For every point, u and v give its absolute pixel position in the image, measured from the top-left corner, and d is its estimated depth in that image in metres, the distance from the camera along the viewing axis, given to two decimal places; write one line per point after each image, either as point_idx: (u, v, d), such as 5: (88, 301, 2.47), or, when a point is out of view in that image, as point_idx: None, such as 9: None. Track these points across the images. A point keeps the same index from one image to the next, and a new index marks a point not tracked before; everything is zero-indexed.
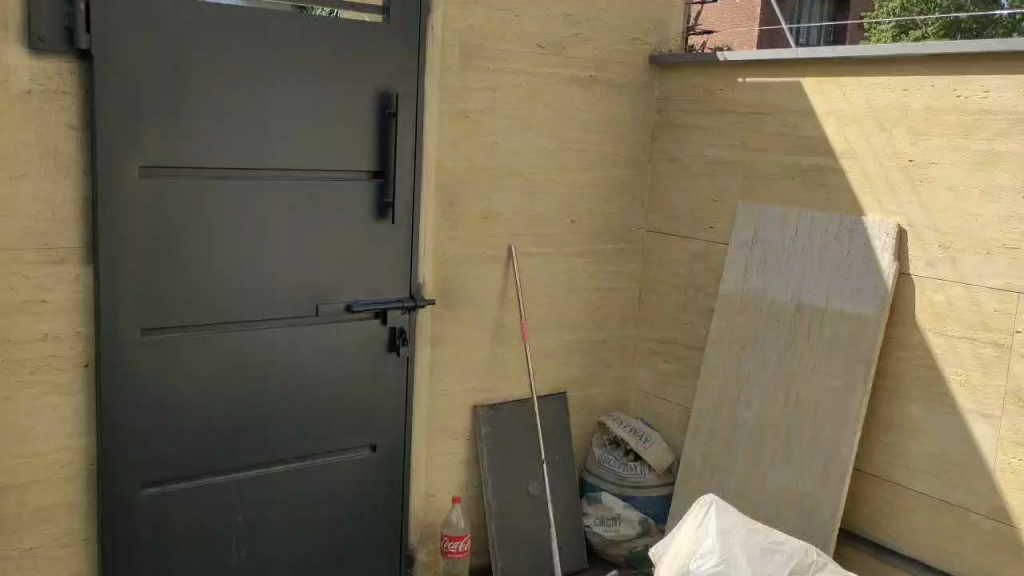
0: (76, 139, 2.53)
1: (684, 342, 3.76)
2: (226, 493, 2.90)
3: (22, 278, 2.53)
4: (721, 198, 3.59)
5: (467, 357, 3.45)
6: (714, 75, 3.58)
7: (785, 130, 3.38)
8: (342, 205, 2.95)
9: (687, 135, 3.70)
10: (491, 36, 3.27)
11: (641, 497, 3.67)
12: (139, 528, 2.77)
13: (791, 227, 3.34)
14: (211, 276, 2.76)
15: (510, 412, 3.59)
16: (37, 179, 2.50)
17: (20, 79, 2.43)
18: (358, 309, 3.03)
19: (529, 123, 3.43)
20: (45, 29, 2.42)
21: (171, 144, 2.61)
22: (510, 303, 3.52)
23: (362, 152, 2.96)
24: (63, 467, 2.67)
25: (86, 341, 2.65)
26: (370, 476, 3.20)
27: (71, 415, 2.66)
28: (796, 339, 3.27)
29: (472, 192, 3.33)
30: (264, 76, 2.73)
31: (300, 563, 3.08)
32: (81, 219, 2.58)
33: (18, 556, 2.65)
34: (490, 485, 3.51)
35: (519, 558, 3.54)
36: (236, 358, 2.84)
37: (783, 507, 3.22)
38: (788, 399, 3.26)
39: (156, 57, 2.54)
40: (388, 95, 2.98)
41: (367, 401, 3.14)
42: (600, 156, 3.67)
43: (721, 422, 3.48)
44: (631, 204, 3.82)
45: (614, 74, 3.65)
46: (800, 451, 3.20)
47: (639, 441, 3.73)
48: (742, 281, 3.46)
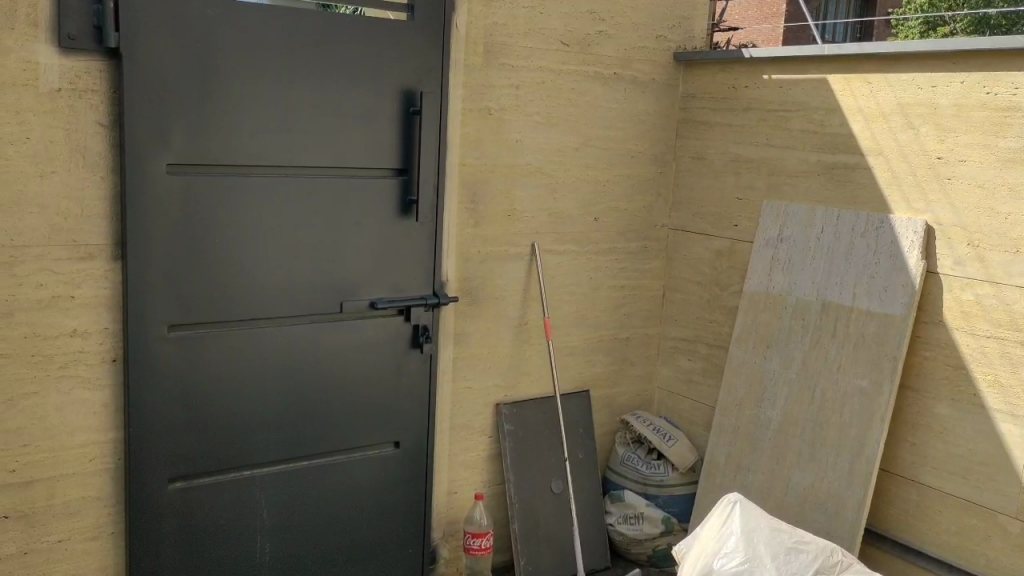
0: (104, 137, 2.56)
1: (707, 340, 3.75)
2: (251, 488, 2.92)
3: (51, 274, 2.56)
4: (746, 196, 3.57)
5: (490, 354, 3.45)
6: (739, 72, 3.56)
7: (810, 127, 3.35)
8: (366, 203, 2.96)
9: (712, 133, 3.68)
10: (514, 34, 3.27)
11: (663, 496, 3.66)
12: (165, 523, 2.79)
13: (817, 225, 3.31)
14: (237, 272, 2.78)
15: (533, 410, 3.59)
16: (65, 177, 2.53)
17: (49, 78, 2.46)
18: (383, 306, 3.04)
19: (553, 121, 3.43)
20: (75, 28, 2.46)
21: (198, 142, 2.64)
22: (533, 301, 3.52)
23: (386, 150, 2.97)
24: (90, 461, 2.70)
25: (113, 336, 2.68)
26: (393, 473, 3.21)
27: (98, 410, 2.69)
28: (821, 338, 3.25)
29: (496, 190, 3.33)
30: (290, 75, 2.75)
31: (324, 559, 3.10)
32: (108, 215, 2.61)
33: (46, 549, 2.68)
34: (513, 483, 3.51)
35: (542, 556, 3.54)
36: (261, 354, 2.86)
37: (807, 506, 3.20)
38: (813, 399, 3.24)
39: (182, 55, 2.57)
40: (413, 93, 2.99)
41: (390, 399, 3.15)
42: (624, 154, 3.66)
43: (745, 421, 3.46)
44: (655, 201, 3.81)
45: (638, 71, 3.63)
46: (825, 451, 3.18)
47: (663, 440, 3.70)
48: (767, 280, 3.44)
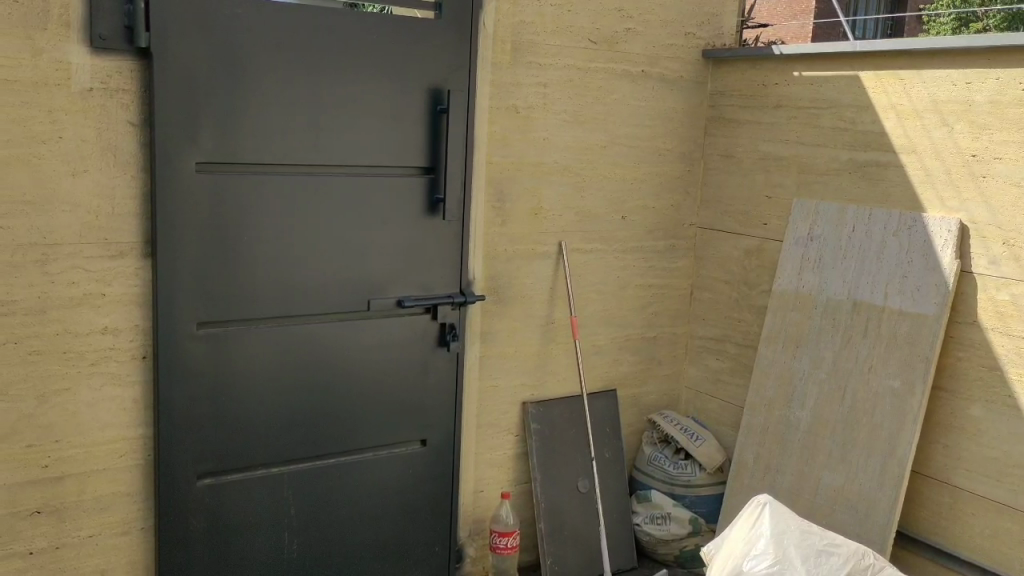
0: (135, 136, 2.59)
1: (736, 339, 3.71)
2: (279, 485, 2.94)
3: (84, 272, 2.59)
4: (775, 194, 3.53)
5: (516, 353, 3.44)
6: (769, 69, 3.52)
7: (842, 125, 3.31)
8: (394, 201, 2.96)
9: (741, 131, 3.65)
10: (542, 32, 3.26)
11: (691, 496, 3.64)
12: (193, 519, 2.81)
13: (848, 224, 3.27)
14: (267, 270, 2.79)
15: (560, 409, 3.58)
16: (97, 176, 2.55)
17: (81, 77, 2.49)
18: (410, 304, 3.04)
19: (580, 120, 3.41)
20: (107, 29, 2.48)
21: (227, 140, 2.65)
22: (560, 300, 3.51)
23: (414, 148, 2.97)
24: (121, 456, 2.73)
25: (143, 333, 2.70)
26: (420, 471, 3.21)
27: (129, 407, 2.72)
28: (852, 338, 3.21)
29: (523, 189, 3.33)
30: (318, 73, 2.75)
31: (352, 556, 3.11)
32: (139, 214, 2.63)
33: (77, 544, 2.71)
34: (540, 483, 3.50)
35: (569, 556, 3.53)
36: (290, 352, 2.88)
37: (837, 507, 3.17)
38: (844, 400, 3.20)
39: (212, 55, 2.58)
40: (440, 91, 2.98)
41: (417, 397, 3.15)
42: (652, 153, 3.64)
43: (774, 422, 3.42)
44: (683, 200, 3.78)
45: (666, 69, 3.61)
46: (856, 451, 3.14)
47: (690, 440, 3.68)
48: (797, 279, 3.40)
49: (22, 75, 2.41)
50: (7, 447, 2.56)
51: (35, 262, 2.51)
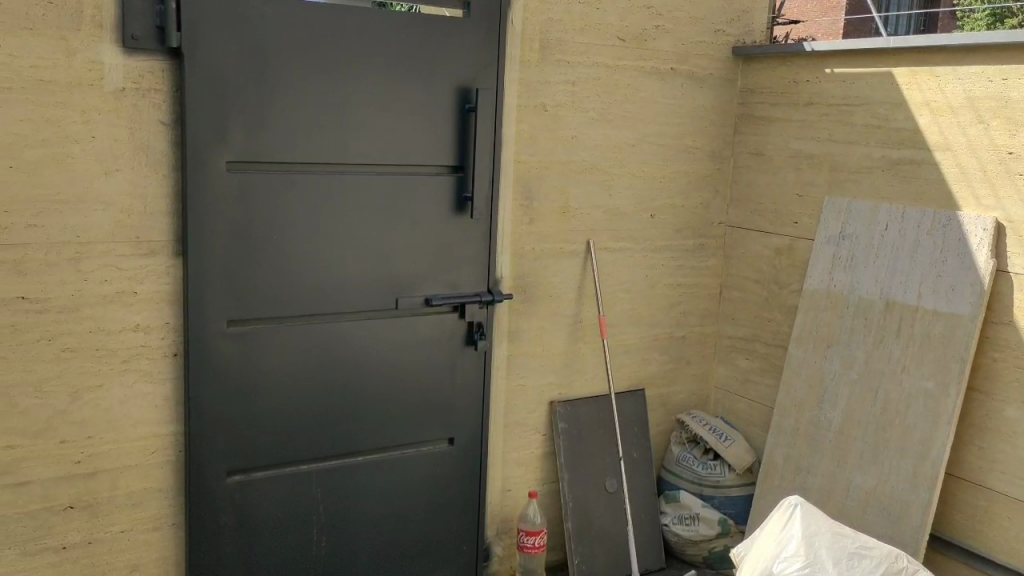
0: (166, 135, 2.61)
1: (765, 339, 3.68)
2: (307, 483, 2.95)
3: (116, 270, 2.61)
4: (806, 192, 3.49)
5: (544, 352, 3.44)
6: (800, 66, 3.49)
7: (874, 123, 3.27)
8: (422, 200, 2.97)
9: (771, 128, 3.61)
10: (571, 29, 3.24)
11: (720, 497, 3.61)
12: (223, 515, 2.84)
13: (881, 223, 3.23)
14: (296, 269, 2.80)
15: (587, 408, 3.56)
16: (129, 175, 2.58)
17: (113, 77, 2.51)
18: (437, 303, 3.04)
19: (608, 118, 3.40)
20: (138, 29, 2.51)
21: (256, 139, 2.67)
22: (588, 298, 3.50)
23: (442, 147, 2.97)
24: (152, 453, 2.76)
25: (173, 331, 2.72)
26: (447, 470, 3.22)
27: (159, 404, 2.74)
28: (885, 339, 3.17)
29: (551, 187, 3.32)
30: (347, 73, 2.76)
31: (379, 554, 3.12)
32: (170, 213, 2.65)
33: (110, 539, 2.74)
34: (567, 482, 3.49)
35: (596, 556, 3.51)
36: (319, 350, 2.89)
37: (869, 509, 3.13)
38: (876, 401, 3.16)
39: (242, 54, 2.60)
40: (469, 90, 2.98)
41: (445, 396, 3.16)
42: (681, 151, 3.61)
43: (804, 422, 3.39)
44: (712, 199, 3.75)
45: (695, 66, 3.58)
46: (888, 453, 3.10)
47: (719, 440, 3.65)
48: (828, 278, 3.37)
49: (54, 75, 2.44)
50: (41, 443, 2.59)
51: (69, 260, 2.54)
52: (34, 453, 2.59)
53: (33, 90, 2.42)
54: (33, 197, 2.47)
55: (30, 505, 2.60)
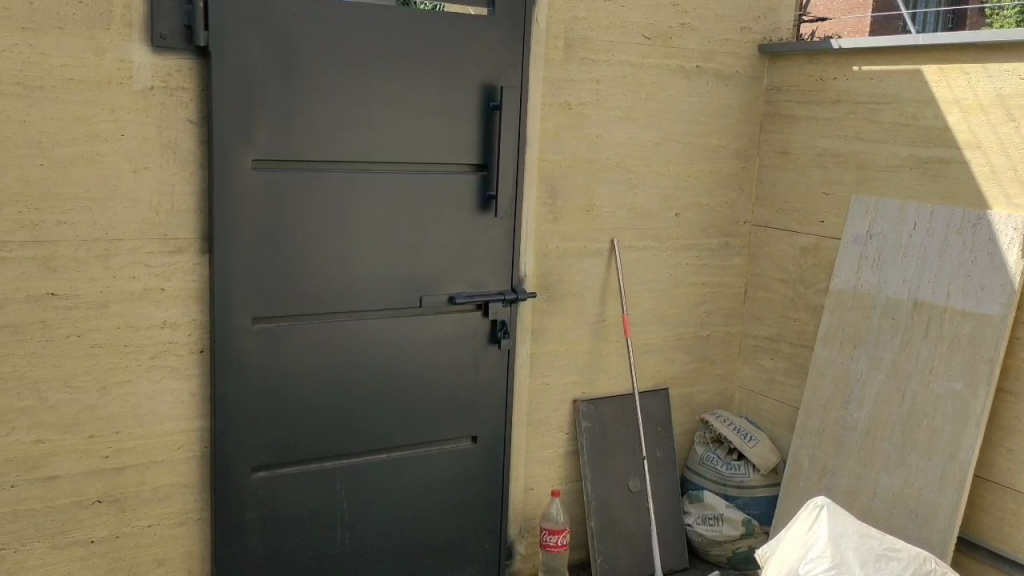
0: (194, 133, 2.63)
1: (791, 339, 3.65)
2: (332, 480, 2.97)
3: (144, 267, 2.64)
4: (833, 190, 3.46)
5: (568, 350, 3.43)
6: (827, 64, 3.46)
7: (903, 121, 3.23)
8: (447, 198, 2.97)
9: (798, 127, 3.58)
10: (596, 27, 3.24)
11: (744, 497, 3.59)
12: (248, 511, 2.86)
13: (909, 222, 3.20)
14: (322, 266, 2.82)
15: (611, 407, 3.55)
16: (157, 173, 2.60)
17: (142, 76, 2.54)
18: (461, 301, 3.05)
19: (633, 116, 3.39)
20: (167, 28, 2.53)
21: (283, 137, 2.68)
22: (612, 297, 3.49)
23: (467, 145, 2.98)
24: (178, 448, 2.78)
25: (200, 328, 2.75)
26: (470, 468, 3.22)
27: (186, 400, 2.77)
28: (912, 339, 3.14)
29: (575, 186, 3.31)
30: (372, 71, 2.77)
31: (403, 552, 3.13)
32: (197, 211, 2.67)
33: (137, 533, 2.77)
34: (590, 481, 3.48)
35: (619, 555, 3.50)
36: (343, 348, 2.90)
37: (896, 512, 3.10)
38: (903, 401, 3.13)
39: (269, 53, 2.62)
40: (493, 88, 2.98)
41: (468, 393, 3.16)
42: (706, 149, 3.59)
43: (830, 423, 3.36)
44: (738, 197, 3.73)
45: (721, 64, 3.56)
46: (916, 454, 3.07)
47: (743, 440, 3.63)
48: (855, 277, 3.34)
49: (84, 74, 2.47)
50: (70, 438, 2.62)
51: (98, 257, 2.57)
52: (63, 447, 2.62)
53: (63, 89, 2.45)
54: (63, 195, 2.49)
55: (59, 500, 2.64)
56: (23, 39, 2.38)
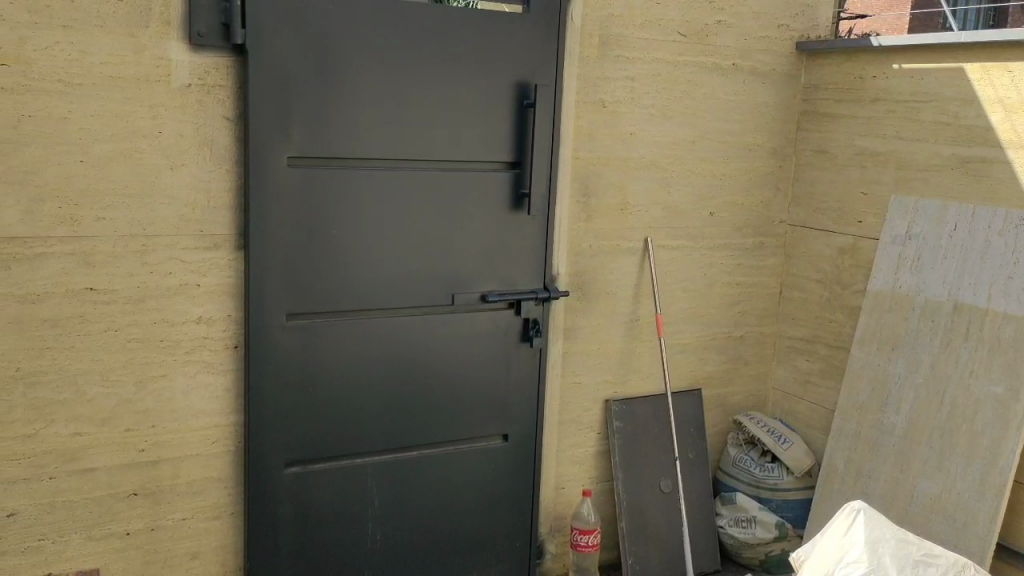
0: (230, 130, 2.65)
1: (827, 340, 3.61)
2: (363, 476, 2.98)
3: (180, 263, 2.66)
4: (871, 190, 3.41)
5: (600, 349, 3.41)
6: (866, 61, 3.40)
7: (944, 119, 3.18)
8: (479, 196, 2.96)
9: (836, 125, 3.53)
10: (631, 25, 3.22)
11: (777, 500, 3.57)
12: (281, 506, 2.87)
13: (950, 223, 3.14)
14: (354, 263, 2.83)
15: (643, 407, 3.53)
16: (194, 169, 2.62)
17: (181, 74, 2.56)
18: (493, 299, 3.04)
19: (668, 114, 3.36)
20: (204, 26, 2.55)
21: (318, 135, 2.69)
22: (645, 296, 3.46)
23: (500, 142, 2.97)
24: (213, 443, 2.80)
25: (235, 323, 2.77)
26: (502, 466, 3.21)
27: (220, 395, 2.79)
28: (951, 342, 3.09)
29: (609, 183, 3.29)
30: (406, 69, 2.78)
31: (432, 549, 3.13)
32: (233, 207, 2.69)
33: (171, 526, 2.80)
34: (622, 482, 3.46)
35: (650, 556, 3.48)
36: (375, 345, 2.91)
37: (933, 516, 3.05)
38: (942, 405, 3.08)
39: (306, 50, 2.63)
40: (528, 86, 2.97)
41: (500, 391, 3.15)
42: (742, 147, 3.56)
43: (867, 426, 3.32)
44: (774, 196, 3.68)
45: (758, 62, 3.52)
46: (954, 458, 3.02)
47: (777, 442, 3.59)
48: (893, 279, 3.29)
49: (123, 71, 2.49)
50: (107, 431, 2.65)
51: (135, 253, 2.60)
52: (100, 440, 2.65)
53: (104, 86, 2.48)
54: (102, 191, 2.52)
55: (96, 492, 2.67)
56: (65, 37, 2.41)
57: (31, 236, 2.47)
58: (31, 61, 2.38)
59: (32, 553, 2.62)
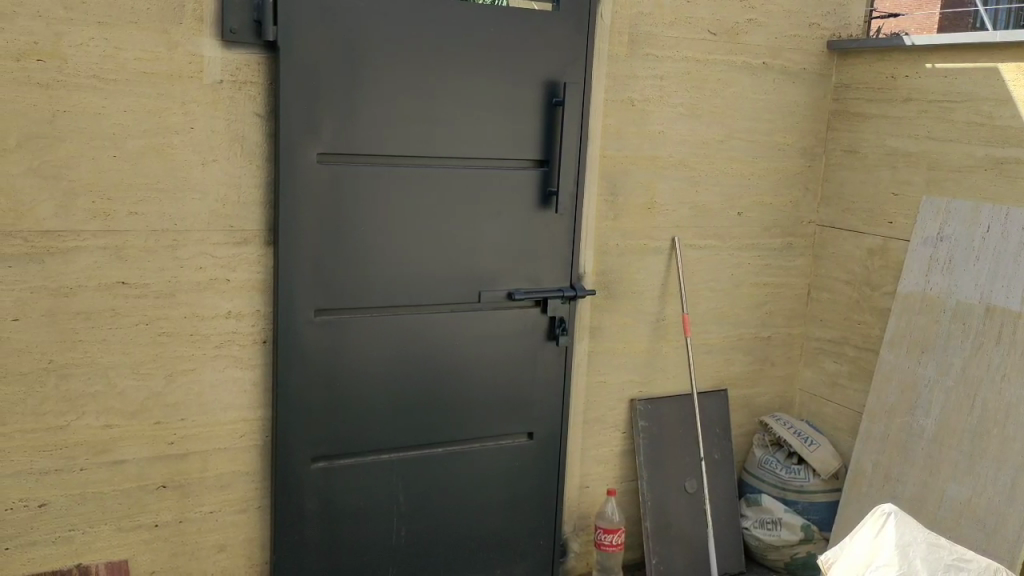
0: (261, 126, 2.67)
1: (855, 342, 3.58)
2: (388, 472, 2.99)
3: (210, 258, 2.68)
4: (902, 191, 3.38)
5: (626, 348, 3.41)
6: (899, 61, 3.37)
7: (978, 120, 3.14)
8: (509, 194, 2.97)
9: (867, 125, 3.50)
10: (661, 23, 3.20)
11: (804, 502, 3.54)
12: (308, 500, 2.89)
13: (982, 224, 3.11)
14: (383, 260, 2.84)
15: (668, 406, 3.52)
16: (225, 165, 2.64)
17: (213, 70, 2.58)
18: (520, 297, 3.04)
19: (697, 113, 3.35)
20: (237, 22, 2.57)
21: (348, 132, 2.70)
22: (672, 295, 3.45)
23: (529, 140, 2.97)
24: (241, 436, 2.83)
25: (263, 318, 2.79)
26: (527, 464, 3.21)
27: (248, 389, 2.81)
28: (984, 345, 3.06)
29: (637, 182, 3.28)
30: (436, 66, 2.78)
31: (456, 545, 3.14)
32: (263, 203, 2.71)
33: (199, 519, 2.82)
34: (646, 481, 3.45)
35: (674, 557, 3.47)
36: (404, 341, 2.92)
37: (963, 521, 3.03)
38: (973, 408, 3.06)
39: (337, 47, 2.64)
40: (557, 84, 2.97)
41: (526, 389, 3.15)
42: (772, 147, 3.54)
43: (895, 428, 3.29)
44: (803, 196, 3.66)
45: (788, 61, 3.49)
46: (985, 463, 3.00)
47: (803, 443, 3.57)
48: (924, 280, 3.26)
49: (157, 67, 2.52)
50: (137, 423, 2.68)
51: (166, 247, 2.62)
52: (130, 432, 2.67)
53: (137, 82, 2.50)
54: (134, 186, 2.55)
55: (125, 484, 2.70)
56: (99, 32, 2.44)
57: (65, 230, 2.49)
58: (67, 56, 2.41)
59: (62, 543, 2.65)
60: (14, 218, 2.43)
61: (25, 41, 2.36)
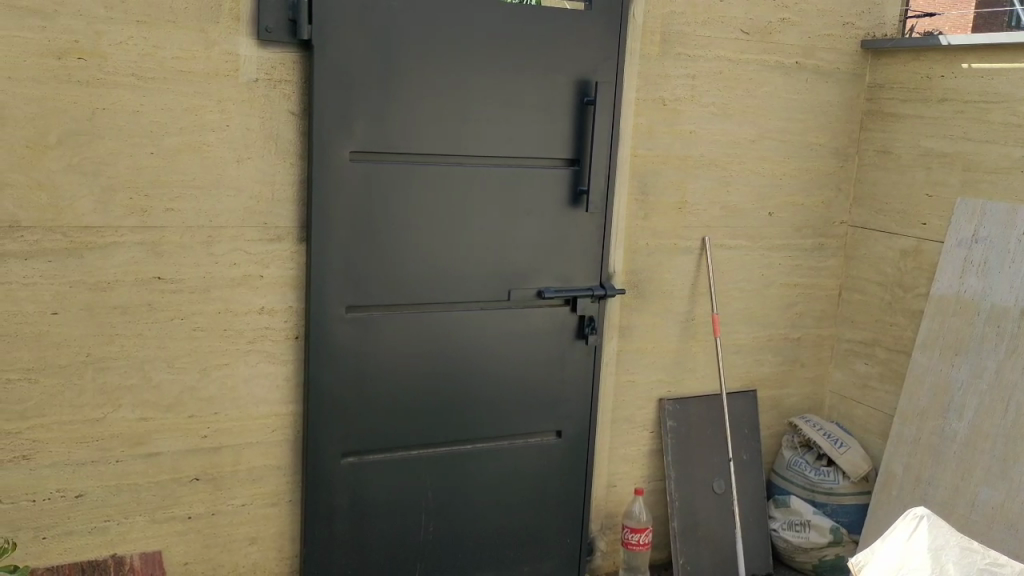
0: (295, 125, 2.70)
1: (886, 343, 3.55)
2: (417, 468, 3.01)
3: (244, 254, 2.72)
4: (936, 192, 3.35)
5: (655, 348, 3.40)
6: (934, 61, 3.34)
7: (1014, 121, 3.11)
8: (539, 192, 2.98)
9: (901, 126, 3.47)
10: (693, 22, 3.20)
11: (833, 505, 3.52)
12: (338, 495, 2.92)
13: (1018, 226, 3.08)
14: (414, 258, 2.86)
15: (696, 406, 3.51)
16: (259, 163, 2.67)
17: (248, 69, 2.61)
18: (550, 296, 3.05)
19: (728, 113, 3.33)
20: (272, 22, 2.60)
21: (380, 130, 2.73)
22: (702, 295, 3.45)
23: (560, 139, 2.97)
24: (273, 431, 2.86)
25: (296, 314, 2.82)
26: (555, 462, 3.22)
27: (280, 384, 2.84)
28: (1018, 348, 3.03)
29: (668, 181, 3.28)
30: (469, 65, 2.80)
31: (483, 541, 3.16)
32: (296, 201, 2.74)
33: (232, 511, 2.86)
34: (674, 480, 3.45)
35: (701, 557, 3.47)
36: (433, 338, 2.94)
37: (996, 525, 3.01)
38: (1007, 412, 3.03)
39: (370, 46, 2.66)
40: (588, 84, 2.97)
41: (555, 387, 3.16)
42: (804, 146, 3.52)
43: (927, 431, 3.27)
44: (835, 197, 3.63)
45: (822, 60, 3.47)
46: (1019, 467, 2.97)
47: (833, 445, 3.55)
48: (958, 283, 3.24)
49: (194, 66, 2.55)
50: (172, 417, 2.72)
51: (202, 244, 2.66)
52: (165, 426, 2.72)
53: (176, 79, 2.54)
54: (171, 182, 2.58)
55: (159, 476, 2.74)
56: (138, 31, 2.47)
57: (104, 226, 2.54)
58: (106, 55, 2.45)
59: (99, 534, 2.70)
60: (55, 214, 2.48)
61: (67, 39, 2.40)
